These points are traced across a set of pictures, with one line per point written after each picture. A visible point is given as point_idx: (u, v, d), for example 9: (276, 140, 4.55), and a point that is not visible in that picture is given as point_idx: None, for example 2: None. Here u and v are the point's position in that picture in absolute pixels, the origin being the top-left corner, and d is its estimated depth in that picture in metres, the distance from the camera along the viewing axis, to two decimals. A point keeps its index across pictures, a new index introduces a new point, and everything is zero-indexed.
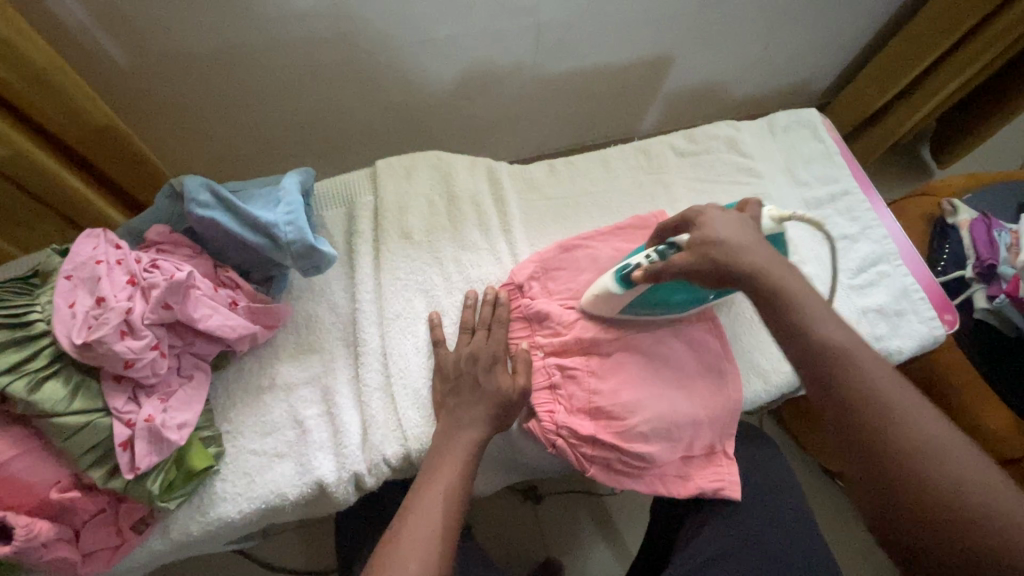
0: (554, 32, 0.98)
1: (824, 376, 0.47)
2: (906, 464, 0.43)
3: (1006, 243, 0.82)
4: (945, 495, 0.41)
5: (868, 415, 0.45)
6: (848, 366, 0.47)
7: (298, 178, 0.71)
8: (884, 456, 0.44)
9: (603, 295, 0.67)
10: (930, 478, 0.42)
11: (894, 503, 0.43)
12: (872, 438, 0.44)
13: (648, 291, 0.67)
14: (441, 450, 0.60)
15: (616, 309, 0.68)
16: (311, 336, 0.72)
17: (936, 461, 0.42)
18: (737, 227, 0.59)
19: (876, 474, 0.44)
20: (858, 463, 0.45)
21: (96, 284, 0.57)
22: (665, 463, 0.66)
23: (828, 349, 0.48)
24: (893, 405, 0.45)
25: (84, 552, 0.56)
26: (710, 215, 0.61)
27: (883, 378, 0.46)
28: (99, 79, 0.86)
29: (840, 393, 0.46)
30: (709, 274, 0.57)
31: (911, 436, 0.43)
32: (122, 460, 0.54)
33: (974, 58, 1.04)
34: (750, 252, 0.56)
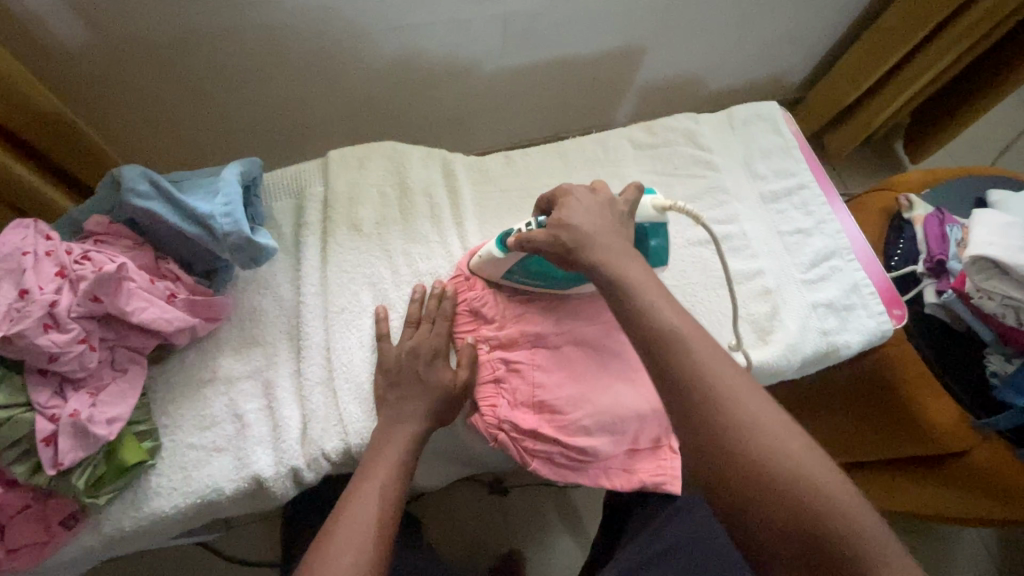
0: (520, 22, 0.96)
1: (691, 413, 0.47)
2: (773, 494, 0.44)
3: (957, 238, 0.84)
4: (761, 458, 0.45)
5: (708, 409, 0.47)
6: (683, 356, 0.49)
7: (241, 169, 0.69)
8: (756, 490, 0.44)
9: (487, 258, 0.68)
10: (796, 502, 0.43)
11: (734, 493, 0.45)
12: (706, 428, 0.47)
13: (530, 260, 0.68)
14: (380, 444, 0.59)
15: (500, 271, 0.70)
16: (254, 330, 0.71)
17: (766, 445, 0.45)
18: (596, 212, 0.60)
19: (747, 510, 0.45)
20: (732, 502, 0.45)
21: (22, 276, 0.56)
22: (608, 456, 0.66)
23: (667, 342, 0.50)
24: (756, 434, 0.46)
25: (9, 549, 0.55)
26: (578, 194, 0.62)
27: (707, 358, 0.49)
28: (44, 68, 0.83)
29: (677, 376, 0.48)
30: (560, 256, 0.59)
31: (776, 462, 0.45)
32: (45, 455, 0.53)
33: (943, 52, 1.04)
34: (604, 237, 0.57)
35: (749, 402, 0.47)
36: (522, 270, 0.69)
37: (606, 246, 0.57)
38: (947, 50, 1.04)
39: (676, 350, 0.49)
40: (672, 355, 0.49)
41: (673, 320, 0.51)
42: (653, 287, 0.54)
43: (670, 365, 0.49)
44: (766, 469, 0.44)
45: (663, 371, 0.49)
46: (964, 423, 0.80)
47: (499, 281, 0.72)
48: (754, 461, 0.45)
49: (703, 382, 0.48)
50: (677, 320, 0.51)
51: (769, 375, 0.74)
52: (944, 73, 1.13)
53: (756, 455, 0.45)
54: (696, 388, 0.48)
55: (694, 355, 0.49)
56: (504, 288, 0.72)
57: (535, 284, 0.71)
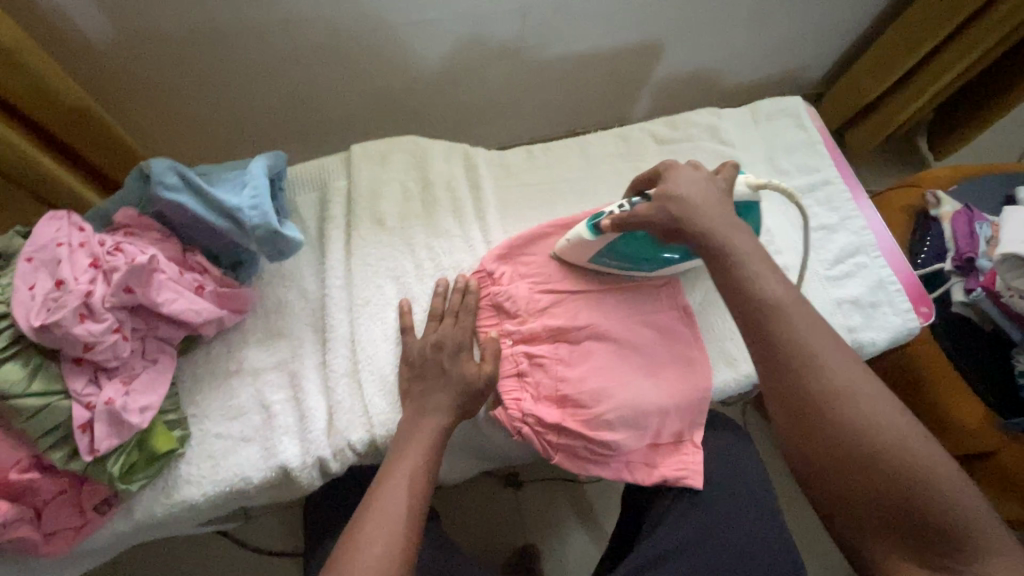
0: (539, 16, 0.96)
1: (790, 394, 0.47)
2: (873, 476, 0.44)
3: (987, 236, 0.82)
4: (858, 433, 0.45)
5: (804, 380, 0.47)
6: (780, 328, 0.48)
7: (267, 162, 0.70)
8: (858, 475, 0.44)
9: (576, 242, 0.69)
10: (902, 491, 0.43)
11: (823, 463, 0.46)
12: (800, 399, 0.47)
13: (620, 241, 0.68)
14: (406, 436, 0.60)
15: (588, 255, 0.70)
16: (278, 322, 0.71)
17: (864, 421, 0.45)
18: (701, 184, 0.60)
19: (840, 487, 0.45)
20: (830, 484, 0.46)
21: (57, 266, 0.57)
22: (631, 450, 0.66)
23: (766, 312, 0.49)
24: (859, 416, 0.45)
25: (46, 532, 0.57)
26: (680, 169, 0.62)
27: (803, 330, 0.48)
28: (72, 63, 0.84)
29: (772, 348, 0.48)
30: (662, 227, 0.59)
31: (882, 450, 0.44)
32: (82, 442, 0.54)
33: (969, 48, 1.03)
34: (709, 209, 0.57)
35: (849, 376, 0.47)
36: (611, 252, 0.70)
37: None
38: (974, 45, 1.02)
39: (774, 320, 0.49)
40: (776, 335, 0.48)
41: (780, 294, 0.50)
42: (762, 257, 0.53)
43: (771, 346, 0.48)
44: (861, 443, 0.44)
45: (762, 351, 0.49)
46: (987, 422, 0.80)
47: (585, 266, 0.72)
48: (858, 447, 0.44)
49: (808, 363, 0.47)
50: (784, 293, 0.50)
51: None
52: (970, 69, 1.11)
53: (862, 442, 0.44)
54: (799, 370, 0.47)
55: (799, 338, 0.48)
56: (527, 283, 0.72)
57: (621, 265, 0.72)
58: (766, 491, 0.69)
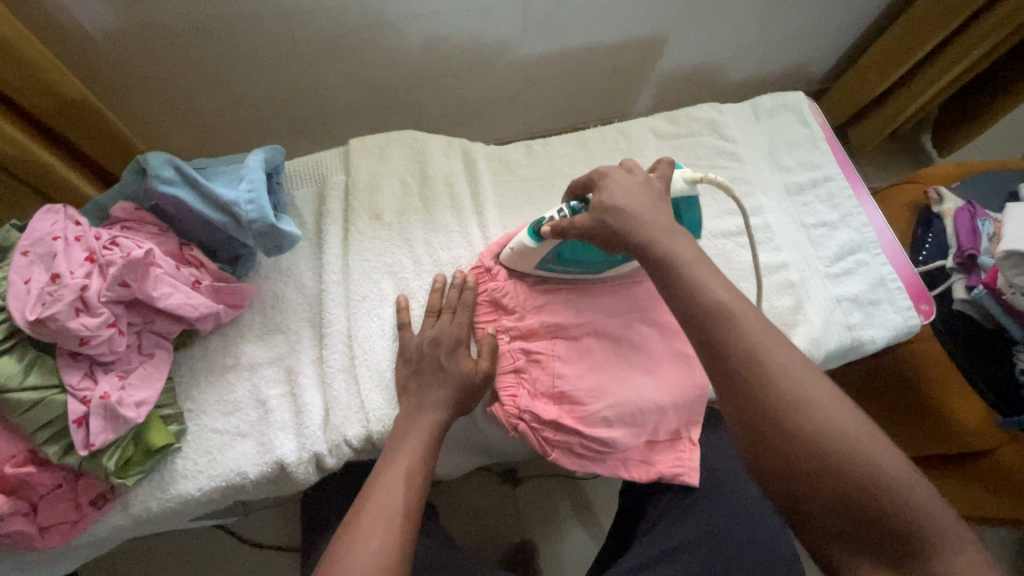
0: (541, 9, 0.95)
1: (746, 400, 0.46)
2: (833, 480, 0.42)
3: (989, 232, 0.82)
4: (816, 435, 0.43)
5: (757, 385, 0.45)
6: (731, 333, 0.47)
7: (264, 156, 0.69)
8: (817, 477, 0.43)
9: (519, 251, 0.68)
10: (863, 494, 0.42)
11: (783, 469, 0.44)
12: (755, 403, 0.45)
13: (563, 247, 0.67)
14: (403, 431, 0.60)
15: (532, 263, 0.69)
16: (276, 317, 0.71)
17: (820, 423, 0.44)
18: (635, 187, 0.59)
19: (802, 493, 0.43)
20: (791, 490, 0.44)
21: (53, 260, 0.57)
22: (628, 446, 0.66)
23: (718, 319, 0.48)
24: (815, 417, 0.44)
25: (41, 526, 0.57)
26: (614, 174, 0.61)
27: (755, 336, 0.47)
28: (70, 56, 0.84)
29: (724, 353, 0.47)
30: (605, 235, 0.58)
31: (837, 449, 0.43)
32: (77, 436, 0.54)
33: (973, 44, 1.01)
34: (646, 214, 0.56)
35: (802, 379, 0.46)
36: (555, 258, 0.69)
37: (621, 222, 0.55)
38: (980, 41, 1.00)
39: (721, 327, 0.47)
40: (724, 342, 0.47)
41: (725, 296, 0.49)
42: (700, 261, 0.52)
43: (722, 352, 0.47)
44: (821, 446, 0.43)
45: (712, 359, 0.47)
46: (988, 421, 0.79)
47: (533, 273, 0.71)
48: (815, 448, 0.43)
49: (759, 364, 0.46)
50: (729, 296, 0.49)
51: None
52: (975, 66, 1.09)
53: (821, 445, 0.43)
54: (752, 374, 0.46)
55: (749, 343, 0.47)
56: (525, 279, 0.72)
57: (568, 271, 0.71)
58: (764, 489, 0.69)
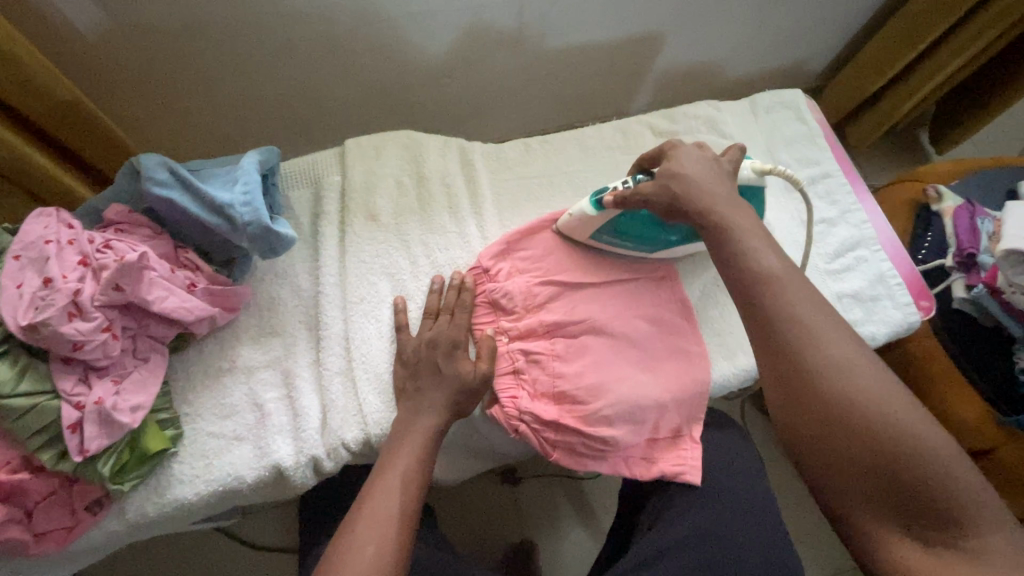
0: (537, 7, 0.94)
1: (787, 368, 0.47)
2: (867, 451, 0.43)
3: (989, 231, 0.82)
4: (853, 406, 0.44)
5: (798, 354, 0.46)
6: (783, 300, 0.48)
7: (258, 157, 0.69)
8: (850, 446, 0.44)
9: (578, 218, 0.70)
10: (895, 464, 0.43)
11: (815, 437, 0.45)
12: (795, 373, 0.46)
13: (622, 219, 0.69)
14: (401, 434, 0.59)
15: (589, 233, 0.71)
16: (272, 319, 0.71)
17: (859, 394, 0.44)
18: (706, 165, 0.60)
19: (833, 462, 0.45)
20: (822, 458, 0.45)
21: (45, 264, 0.56)
22: (629, 447, 0.66)
23: (769, 284, 0.49)
24: (854, 389, 0.45)
25: (36, 533, 0.56)
26: (683, 149, 0.62)
27: (805, 304, 0.48)
28: (61, 56, 0.83)
29: (773, 319, 0.48)
30: (665, 206, 0.59)
31: (875, 420, 0.44)
32: (71, 443, 0.53)
33: (970, 40, 1.01)
34: (712, 188, 0.57)
35: (844, 351, 0.46)
36: (613, 229, 0.70)
37: None
38: (977, 36, 1.00)
39: (773, 292, 0.49)
40: (776, 311, 0.48)
41: (780, 269, 0.50)
42: (759, 235, 0.53)
43: (772, 322, 0.48)
44: (858, 416, 0.44)
45: (762, 329, 0.48)
46: (986, 418, 0.80)
47: (588, 244, 0.73)
48: (857, 418, 0.44)
49: (805, 333, 0.47)
50: (783, 269, 0.50)
51: None
52: (973, 62, 1.09)
53: (857, 416, 0.44)
54: (798, 345, 0.47)
55: (801, 315, 0.47)
56: (524, 280, 0.71)
57: (623, 245, 0.72)
58: (765, 489, 0.68)
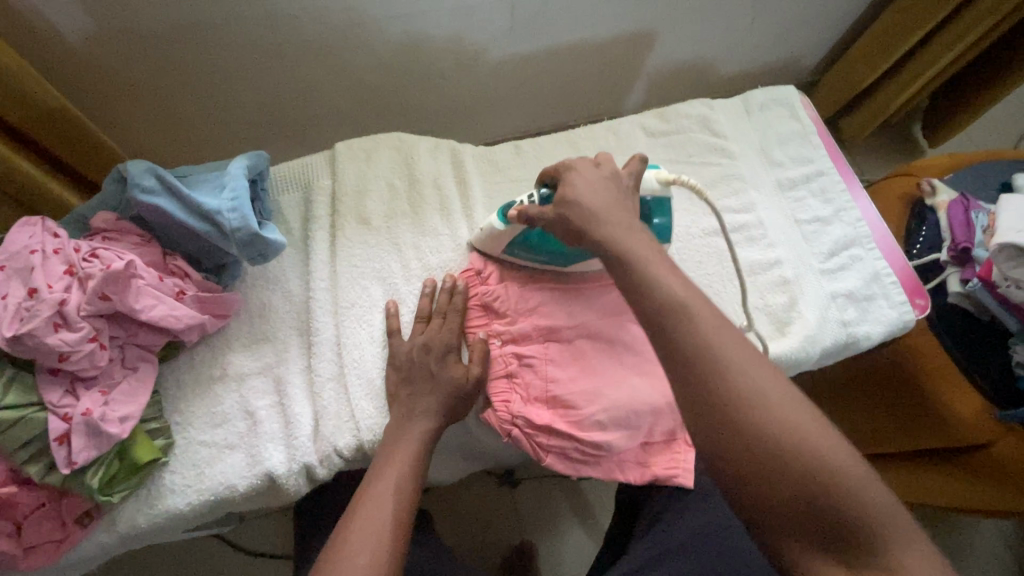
0: (527, 6, 0.94)
1: (703, 399, 0.44)
2: (789, 478, 0.41)
3: (983, 225, 0.81)
4: (772, 432, 0.42)
5: (714, 381, 0.44)
6: (687, 327, 0.46)
7: (247, 162, 0.68)
8: (772, 477, 0.41)
9: (489, 232, 0.69)
10: (818, 490, 0.40)
11: (739, 469, 0.42)
12: (712, 400, 0.43)
13: (530, 234, 0.68)
14: (393, 441, 0.59)
15: (501, 246, 0.70)
16: (263, 326, 0.70)
17: (776, 420, 0.42)
18: (599, 185, 0.57)
19: (760, 493, 0.42)
20: (748, 490, 0.42)
21: (30, 274, 0.55)
22: (623, 449, 0.65)
23: (672, 313, 0.46)
24: (770, 414, 0.42)
25: (25, 546, 0.55)
26: (583, 170, 0.58)
27: (709, 330, 0.45)
28: (47, 63, 0.82)
29: (681, 346, 0.45)
30: (563, 232, 0.57)
31: (795, 448, 0.41)
32: (59, 455, 0.53)
33: (963, 33, 1.01)
34: (610, 218, 0.54)
35: (757, 376, 0.44)
36: (522, 244, 0.69)
37: (611, 222, 0.54)
38: (969, 30, 1.00)
39: (678, 319, 0.46)
40: (684, 338, 0.45)
41: (682, 294, 0.47)
42: (662, 264, 0.50)
43: (684, 350, 0.45)
44: (777, 443, 0.42)
45: (673, 359, 0.45)
46: (983, 414, 0.79)
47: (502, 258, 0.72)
48: (777, 444, 0.42)
49: (717, 358, 0.44)
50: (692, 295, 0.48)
51: (790, 368, 0.72)
52: (965, 55, 1.09)
53: (776, 442, 0.42)
54: (708, 375, 0.44)
55: (707, 340, 0.45)
56: (516, 282, 0.71)
57: (534, 260, 0.71)
58: None
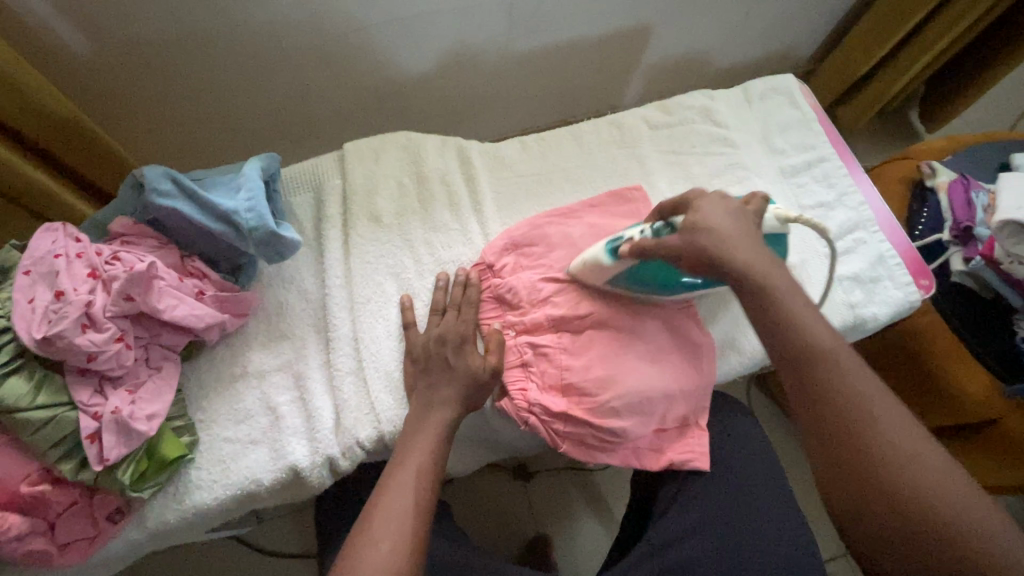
0: (526, 5, 0.95)
1: (821, 415, 0.47)
2: (896, 500, 0.43)
3: (983, 204, 0.83)
4: (882, 457, 0.45)
5: (834, 401, 0.47)
6: (810, 349, 0.49)
7: (261, 164, 0.69)
8: (891, 518, 0.43)
9: (592, 264, 0.67)
10: (927, 520, 0.42)
11: (846, 482, 0.46)
12: (826, 415, 0.47)
13: (639, 268, 0.66)
14: (412, 432, 0.60)
15: (604, 279, 0.68)
16: (281, 324, 0.71)
17: (890, 446, 0.45)
18: (731, 216, 0.57)
19: (864, 510, 0.45)
20: (851, 505, 0.45)
21: (55, 278, 0.56)
22: (638, 436, 0.66)
23: (800, 337, 0.49)
24: (883, 438, 0.45)
25: (60, 544, 0.57)
26: (711, 199, 0.59)
27: (835, 352, 0.48)
28: (58, 74, 0.84)
29: (800, 361, 0.49)
30: (693, 260, 0.56)
31: (909, 478, 0.44)
32: (90, 452, 0.54)
33: (957, 18, 1.02)
34: (741, 244, 0.54)
35: (875, 401, 0.46)
36: (629, 279, 0.67)
37: (735, 251, 0.54)
38: (962, 15, 1.01)
39: (804, 340, 0.49)
40: (808, 359, 0.48)
41: (812, 323, 0.50)
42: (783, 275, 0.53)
43: (823, 394, 0.47)
44: (888, 466, 0.44)
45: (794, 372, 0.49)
46: (993, 390, 0.80)
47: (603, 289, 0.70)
48: (887, 468, 0.44)
49: (837, 382, 0.47)
50: (821, 327, 0.49)
51: None
52: (960, 40, 1.10)
53: (886, 466, 0.44)
54: (830, 392, 0.47)
55: (828, 358, 0.48)
56: (528, 274, 0.72)
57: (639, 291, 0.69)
58: (775, 470, 0.69)
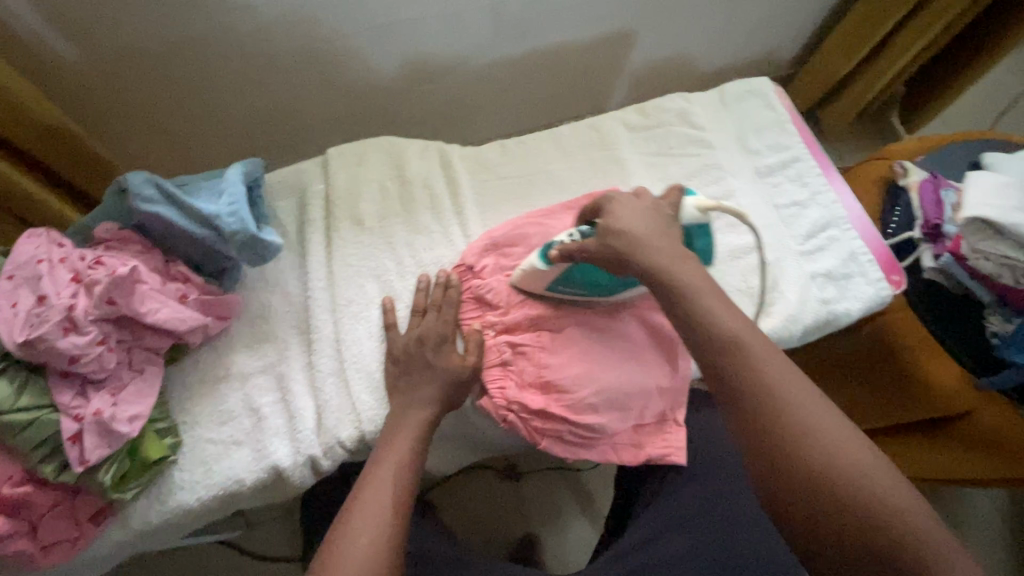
0: (509, 12, 0.97)
1: (759, 425, 0.47)
2: (841, 511, 0.43)
3: (953, 201, 0.85)
4: (820, 466, 0.44)
5: (772, 410, 0.46)
6: (739, 358, 0.48)
7: (243, 169, 0.71)
8: (837, 531, 0.43)
9: (530, 272, 0.68)
10: (872, 529, 0.42)
11: (789, 495, 0.45)
12: (763, 426, 0.46)
13: (574, 271, 0.67)
14: (392, 431, 0.61)
15: (543, 285, 0.69)
16: (265, 326, 0.72)
17: (829, 454, 0.44)
18: (643, 214, 0.60)
19: (810, 522, 0.44)
20: (798, 519, 0.45)
21: (38, 282, 0.57)
22: (616, 432, 0.68)
23: (727, 346, 0.49)
24: (822, 448, 0.45)
25: (41, 546, 0.57)
26: (625, 201, 0.61)
27: (761, 358, 0.48)
28: (46, 82, 0.85)
29: (732, 372, 0.48)
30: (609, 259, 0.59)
31: (851, 485, 0.43)
32: (72, 453, 0.55)
33: (930, 21, 1.05)
34: (656, 244, 0.57)
35: (810, 410, 0.46)
36: (567, 282, 0.68)
37: (654, 248, 0.56)
38: (935, 19, 1.04)
39: (729, 351, 0.49)
40: (738, 369, 0.48)
41: (736, 328, 0.50)
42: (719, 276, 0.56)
43: (760, 402, 0.47)
44: (828, 476, 0.44)
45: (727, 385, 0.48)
46: (966, 384, 0.82)
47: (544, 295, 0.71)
48: (829, 477, 0.44)
49: (772, 392, 0.47)
50: (737, 325, 0.50)
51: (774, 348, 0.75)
52: (935, 43, 1.13)
53: (827, 474, 0.44)
54: (766, 402, 0.47)
55: (757, 367, 0.48)
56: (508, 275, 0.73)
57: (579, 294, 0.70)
58: None
